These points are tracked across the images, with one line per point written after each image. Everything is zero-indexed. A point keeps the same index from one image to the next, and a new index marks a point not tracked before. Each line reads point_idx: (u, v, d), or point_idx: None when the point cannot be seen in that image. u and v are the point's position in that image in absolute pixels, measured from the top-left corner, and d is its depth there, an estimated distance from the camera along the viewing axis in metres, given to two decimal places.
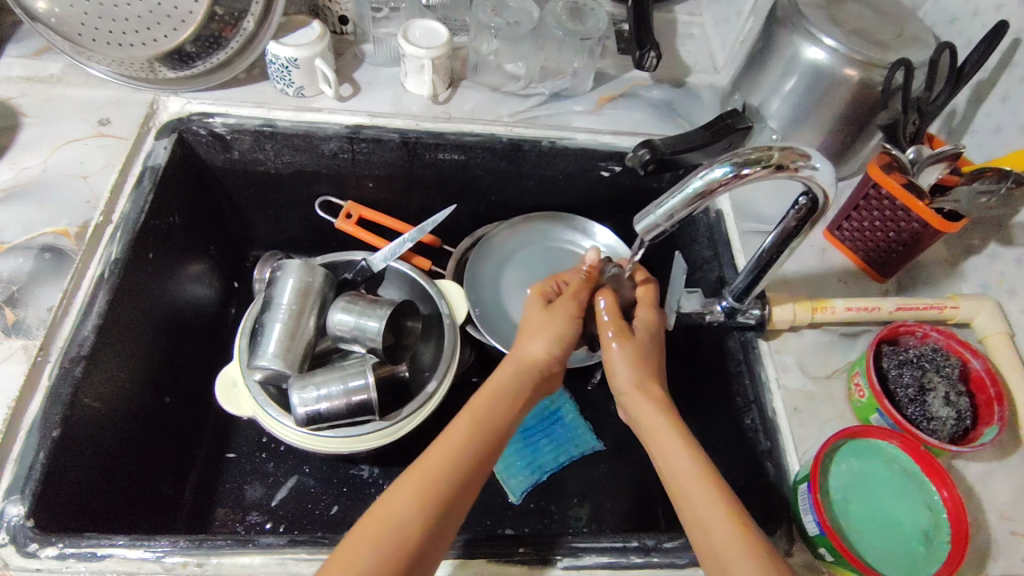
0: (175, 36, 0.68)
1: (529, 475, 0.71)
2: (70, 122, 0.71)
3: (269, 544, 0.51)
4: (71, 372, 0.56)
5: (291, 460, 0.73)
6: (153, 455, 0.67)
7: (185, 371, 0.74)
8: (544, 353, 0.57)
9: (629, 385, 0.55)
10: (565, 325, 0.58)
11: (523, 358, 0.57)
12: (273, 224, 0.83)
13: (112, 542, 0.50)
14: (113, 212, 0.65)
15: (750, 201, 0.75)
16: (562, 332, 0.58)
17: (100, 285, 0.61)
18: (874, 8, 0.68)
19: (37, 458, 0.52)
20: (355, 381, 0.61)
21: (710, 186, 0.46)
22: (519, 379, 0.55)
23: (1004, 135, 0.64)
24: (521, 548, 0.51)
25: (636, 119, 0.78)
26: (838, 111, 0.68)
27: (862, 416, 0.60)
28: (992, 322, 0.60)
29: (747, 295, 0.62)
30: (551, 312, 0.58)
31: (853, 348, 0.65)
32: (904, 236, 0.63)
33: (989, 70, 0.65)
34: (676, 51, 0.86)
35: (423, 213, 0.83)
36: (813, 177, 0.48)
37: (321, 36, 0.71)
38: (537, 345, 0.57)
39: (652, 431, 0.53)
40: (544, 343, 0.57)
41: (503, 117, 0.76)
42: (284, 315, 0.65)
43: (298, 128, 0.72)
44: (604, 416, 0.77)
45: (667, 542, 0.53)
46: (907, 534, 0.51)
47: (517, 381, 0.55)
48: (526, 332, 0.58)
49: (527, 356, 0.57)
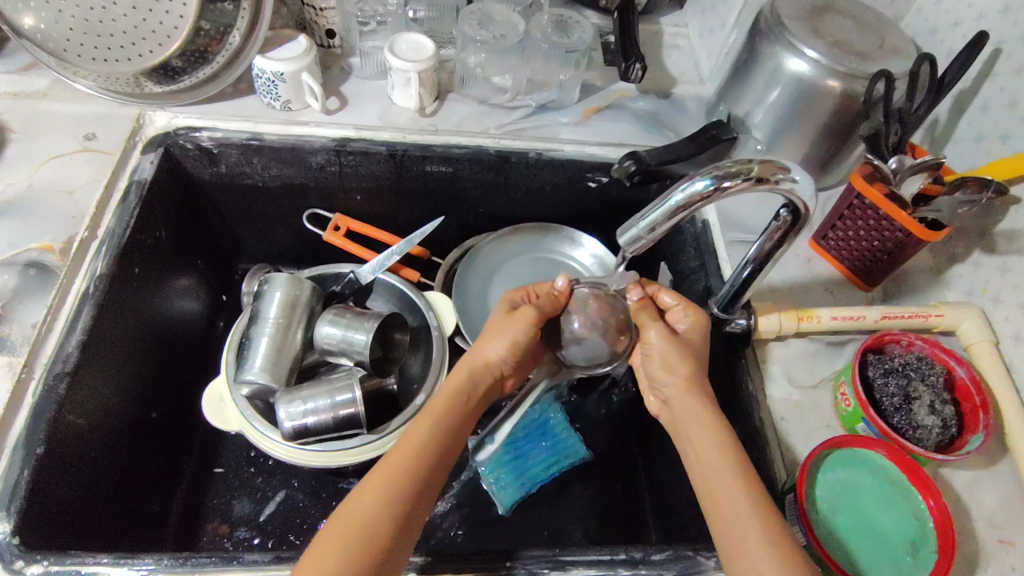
0: (160, 51, 0.69)
1: (518, 487, 0.70)
2: (57, 137, 0.71)
3: (254, 560, 0.50)
4: (56, 389, 0.56)
5: (279, 475, 0.72)
6: (140, 471, 0.66)
7: (172, 388, 0.73)
8: (495, 356, 0.56)
9: (676, 377, 0.54)
10: (519, 333, 0.56)
11: (477, 358, 0.57)
12: (262, 238, 0.83)
13: (96, 560, 0.50)
14: (99, 227, 0.65)
15: (736, 211, 0.76)
16: (517, 338, 0.56)
17: (84, 301, 0.60)
18: (854, 19, 0.68)
19: (21, 476, 0.52)
20: (342, 395, 0.60)
21: (690, 199, 0.46)
22: (474, 378, 0.56)
23: (985, 144, 0.64)
24: (508, 562, 0.51)
25: (622, 130, 0.78)
26: (822, 121, 0.68)
27: (848, 425, 0.60)
28: (977, 331, 0.60)
29: (733, 306, 0.62)
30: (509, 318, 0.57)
31: (839, 357, 0.66)
32: (888, 245, 0.63)
33: (970, 80, 0.66)
34: (661, 63, 0.87)
35: (411, 225, 0.83)
36: (793, 190, 0.48)
37: (307, 51, 0.72)
38: (490, 350, 0.57)
39: (692, 419, 0.51)
40: (497, 346, 0.56)
41: (490, 128, 0.77)
42: (270, 329, 0.65)
43: (285, 142, 0.72)
44: (594, 427, 0.77)
45: (655, 554, 0.53)
46: (892, 542, 0.51)
47: (472, 382, 0.56)
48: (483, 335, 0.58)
49: (477, 358, 0.57)
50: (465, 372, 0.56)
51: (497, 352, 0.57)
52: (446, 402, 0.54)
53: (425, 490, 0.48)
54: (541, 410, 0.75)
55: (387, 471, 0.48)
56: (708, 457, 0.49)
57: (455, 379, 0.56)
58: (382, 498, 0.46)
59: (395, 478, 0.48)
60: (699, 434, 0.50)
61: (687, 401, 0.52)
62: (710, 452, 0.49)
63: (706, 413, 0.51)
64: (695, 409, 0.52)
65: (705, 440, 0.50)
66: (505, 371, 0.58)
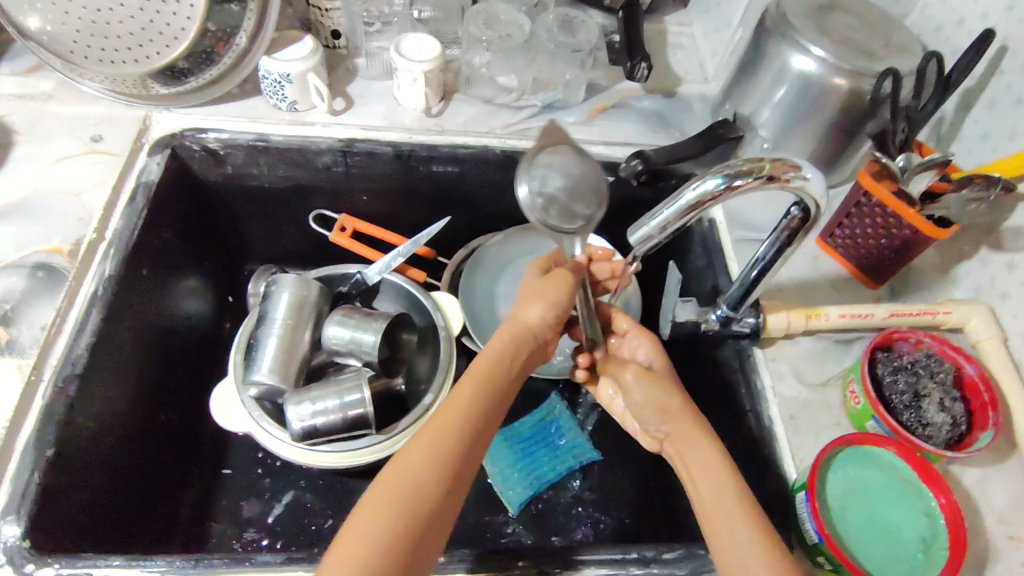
0: (167, 52, 0.68)
1: (527, 487, 0.70)
2: (62, 139, 0.71)
3: (266, 561, 0.51)
4: (65, 391, 0.56)
5: (287, 475, 0.72)
6: (149, 470, 0.66)
7: (179, 389, 0.73)
8: (539, 320, 0.54)
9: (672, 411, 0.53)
10: (561, 293, 0.56)
11: (519, 322, 0.55)
12: (267, 238, 0.83)
13: (107, 562, 0.50)
14: (106, 229, 0.65)
15: (743, 209, 0.76)
16: (558, 299, 0.55)
17: (93, 303, 0.60)
18: (861, 17, 0.69)
19: (31, 479, 0.51)
20: (351, 396, 0.60)
21: (701, 198, 0.46)
22: (516, 342, 0.53)
23: (992, 142, 0.64)
24: (519, 561, 0.51)
25: (628, 129, 0.79)
26: (830, 119, 0.68)
27: (857, 423, 0.60)
28: (984, 327, 0.60)
29: (742, 304, 0.62)
30: (548, 279, 0.56)
31: (846, 355, 0.66)
32: (895, 243, 0.64)
33: (976, 78, 0.66)
34: (666, 62, 0.87)
35: (417, 226, 0.83)
36: (804, 187, 0.47)
37: (313, 52, 0.71)
38: (531, 309, 0.55)
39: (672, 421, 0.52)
40: (539, 308, 0.55)
41: (495, 128, 0.77)
42: (279, 329, 0.65)
43: (292, 143, 0.72)
44: (602, 426, 0.77)
45: (666, 553, 0.53)
46: (903, 537, 0.52)
47: (515, 345, 0.53)
48: (520, 301, 0.56)
49: (520, 321, 0.55)
50: (509, 338, 0.53)
51: (539, 314, 0.55)
52: (491, 360, 0.51)
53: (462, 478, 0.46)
54: (548, 410, 0.76)
55: (438, 435, 0.46)
56: (706, 482, 0.47)
57: (498, 345, 0.53)
58: (421, 473, 0.44)
59: (449, 443, 0.46)
60: (698, 461, 0.48)
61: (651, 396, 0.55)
62: (710, 480, 0.47)
63: (688, 428, 0.51)
64: (690, 433, 0.50)
65: (700, 461, 0.48)
66: (547, 335, 0.56)
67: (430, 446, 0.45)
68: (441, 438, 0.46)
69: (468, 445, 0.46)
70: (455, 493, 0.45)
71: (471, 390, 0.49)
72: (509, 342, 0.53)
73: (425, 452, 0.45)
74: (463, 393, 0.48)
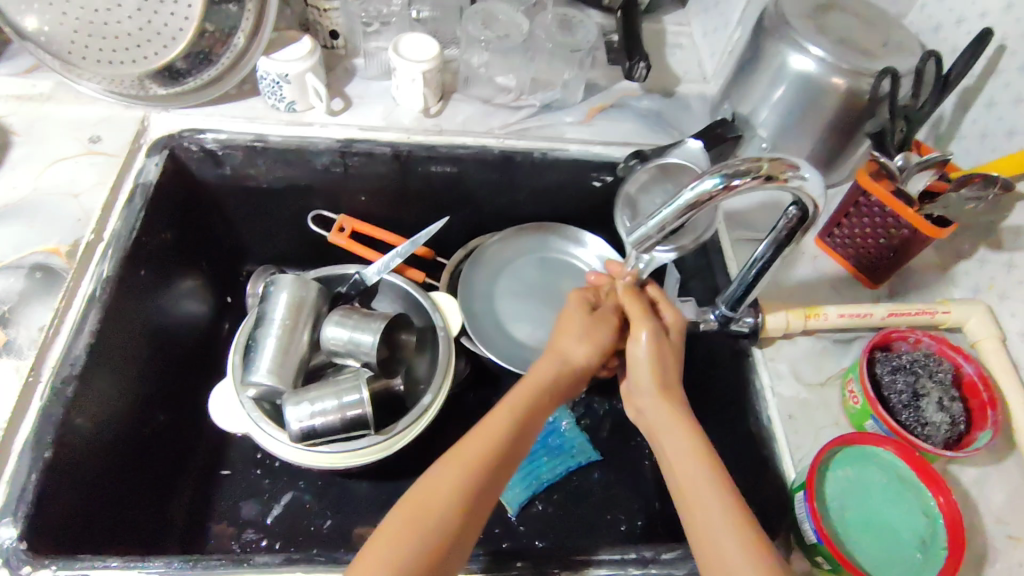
0: (166, 52, 0.68)
1: (525, 487, 0.70)
2: (61, 140, 0.71)
3: (263, 562, 0.50)
4: (64, 392, 0.56)
5: (286, 476, 0.72)
6: (149, 472, 0.66)
7: (177, 389, 0.73)
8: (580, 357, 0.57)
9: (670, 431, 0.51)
10: (605, 334, 0.58)
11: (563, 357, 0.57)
12: (266, 238, 0.83)
13: (105, 564, 0.49)
14: (105, 229, 0.65)
15: (742, 209, 0.76)
16: (601, 338, 0.58)
17: (91, 303, 0.60)
18: (859, 17, 0.69)
19: (29, 480, 0.51)
20: (350, 396, 0.60)
21: (699, 198, 0.46)
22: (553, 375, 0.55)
23: (990, 141, 0.64)
24: (518, 562, 0.51)
25: (626, 129, 0.79)
26: (828, 119, 0.68)
27: (856, 422, 0.60)
28: (982, 327, 0.60)
29: (741, 303, 0.61)
30: (591, 317, 0.58)
31: (845, 355, 0.66)
32: (894, 242, 0.63)
33: (974, 77, 0.66)
34: (665, 61, 0.87)
35: (415, 225, 0.83)
36: (802, 187, 0.47)
37: (311, 52, 0.71)
38: (575, 347, 0.57)
39: (678, 452, 0.49)
40: (583, 346, 0.57)
41: (494, 129, 0.77)
42: (278, 330, 0.65)
43: (290, 143, 0.72)
44: (600, 426, 0.77)
45: (665, 553, 0.53)
46: (901, 536, 0.52)
47: (553, 378, 0.55)
48: (563, 334, 0.58)
49: (563, 353, 0.57)
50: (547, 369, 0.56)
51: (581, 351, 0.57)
52: (532, 389, 0.54)
53: (474, 518, 0.46)
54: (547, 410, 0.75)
55: (466, 462, 0.47)
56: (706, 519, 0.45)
57: (540, 374, 0.55)
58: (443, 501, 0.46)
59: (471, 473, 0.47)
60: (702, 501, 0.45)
61: (661, 416, 0.53)
62: (714, 518, 0.44)
63: (699, 466, 0.48)
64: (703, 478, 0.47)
65: (701, 497, 0.46)
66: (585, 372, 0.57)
67: (453, 475, 0.47)
68: (467, 467, 0.47)
69: (495, 474, 0.48)
70: (475, 519, 0.46)
71: (504, 422, 0.51)
72: (548, 374, 0.55)
73: (451, 479, 0.47)
74: (495, 422, 0.50)
